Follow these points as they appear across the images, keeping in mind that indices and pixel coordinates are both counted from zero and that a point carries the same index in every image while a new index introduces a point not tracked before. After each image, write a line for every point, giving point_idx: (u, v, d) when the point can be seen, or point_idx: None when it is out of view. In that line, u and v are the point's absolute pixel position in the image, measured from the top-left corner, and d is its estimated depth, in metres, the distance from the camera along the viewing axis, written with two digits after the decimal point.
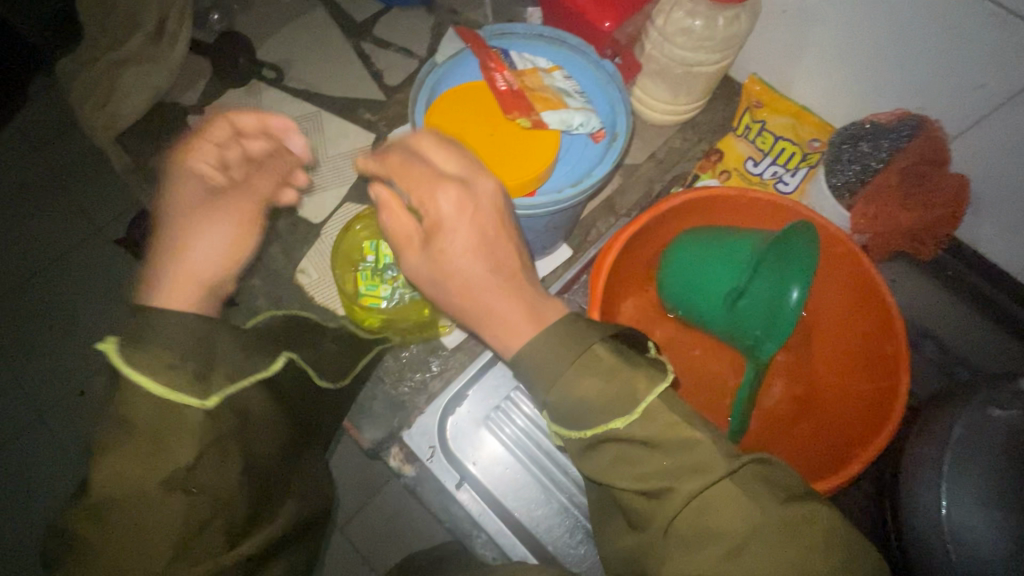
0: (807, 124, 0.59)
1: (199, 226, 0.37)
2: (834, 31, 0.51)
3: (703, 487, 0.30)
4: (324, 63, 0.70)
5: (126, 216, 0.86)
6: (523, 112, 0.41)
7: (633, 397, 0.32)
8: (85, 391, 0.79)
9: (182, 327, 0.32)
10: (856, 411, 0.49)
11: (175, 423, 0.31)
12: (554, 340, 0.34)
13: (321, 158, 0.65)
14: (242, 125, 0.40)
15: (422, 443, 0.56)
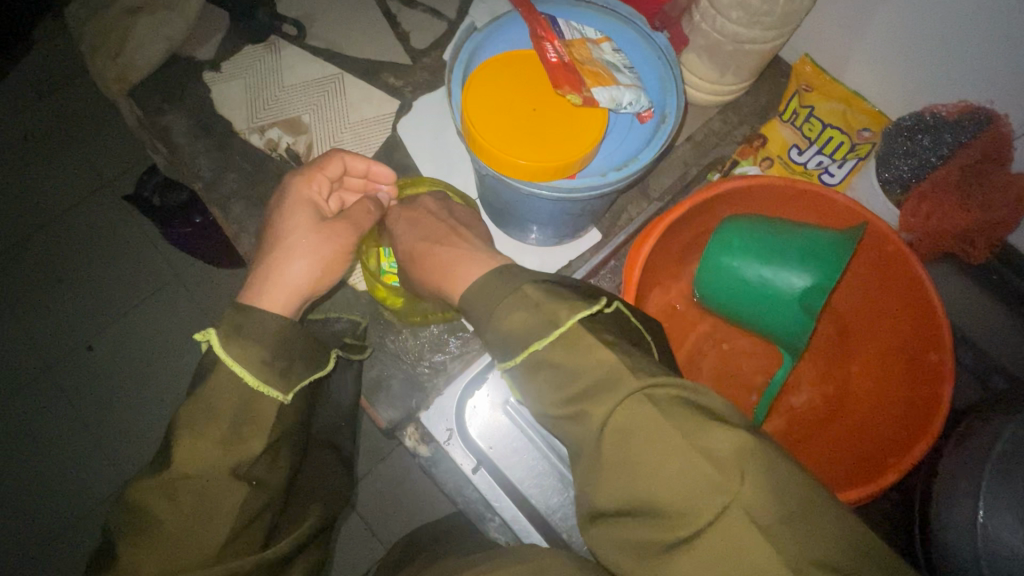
0: (858, 113, 0.55)
1: (305, 245, 0.44)
2: (905, 12, 0.47)
3: (613, 407, 0.29)
4: (347, 20, 0.66)
5: (136, 171, 0.83)
6: (574, 87, 0.37)
7: (551, 322, 0.34)
8: (94, 345, 0.78)
9: (270, 328, 0.39)
10: (890, 416, 0.48)
11: (259, 413, 0.37)
12: (497, 281, 0.38)
13: (342, 122, 0.62)
14: (351, 165, 0.48)
15: (440, 426, 0.55)
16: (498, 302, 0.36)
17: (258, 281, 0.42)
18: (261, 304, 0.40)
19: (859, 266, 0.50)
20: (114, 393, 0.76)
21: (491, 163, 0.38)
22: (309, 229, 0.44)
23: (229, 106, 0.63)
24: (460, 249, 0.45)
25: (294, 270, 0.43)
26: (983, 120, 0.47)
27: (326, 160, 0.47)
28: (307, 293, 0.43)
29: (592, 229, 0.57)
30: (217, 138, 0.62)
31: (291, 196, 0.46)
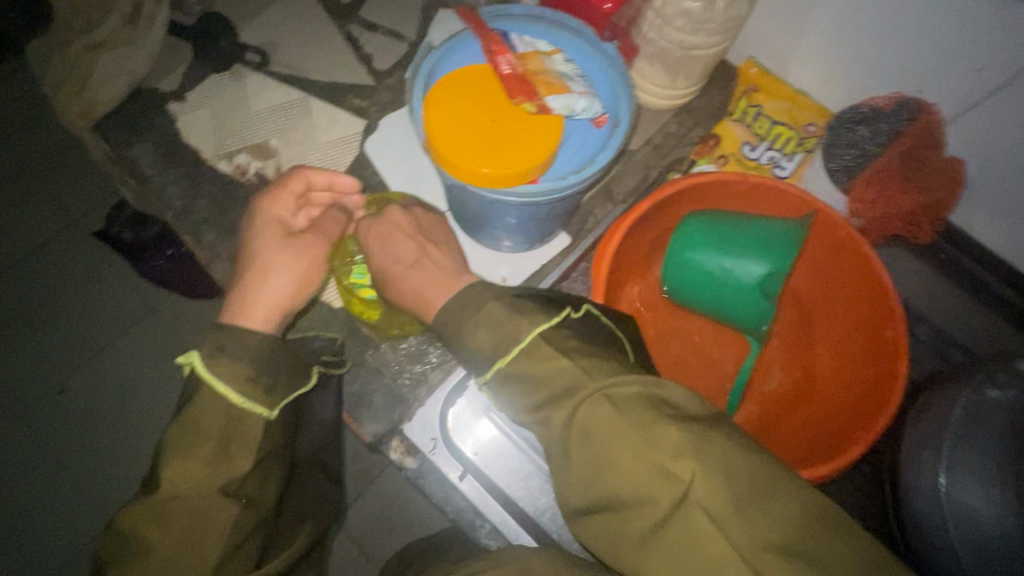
0: (802, 109, 0.59)
1: (280, 258, 0.45)
2: (835, 14, 0.51)
3: (574, 410, 0.31)
4: (311, 46, 0.67)
5: (105, 205, 0.83)
6: (528, 97, 0.40)
7: (514, 337, 0.35)
8: (66, 388, 0.77)
9: (253, 345, 0.39)
10: (853, 392, 0.50)
11: (245, 430, 0.37)
12: (464, 300, 0.39)
13: (310, 145, 0.63)
14: (316, 181, 0.49)
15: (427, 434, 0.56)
16: (466, 319, 0.38)
17: (237, 301, 0.43)
18: (240, 322, 0.41)
19: (813, 254, 0.53)
20: (90, 436, 0.75)
21: (459, 173, 0.40)
22: (280, 246, 0.45)
23: (196, 135, 0.63)
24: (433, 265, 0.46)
25: (272, 283, 0.44)
26: (915, 107, 0.51)
27: (289, 178, 0.48)
28: (287, 304, 0.44)
29: (562, 233, 0.59)
30: (186, 168, 0.62)
31: (259, 218, 0.47)
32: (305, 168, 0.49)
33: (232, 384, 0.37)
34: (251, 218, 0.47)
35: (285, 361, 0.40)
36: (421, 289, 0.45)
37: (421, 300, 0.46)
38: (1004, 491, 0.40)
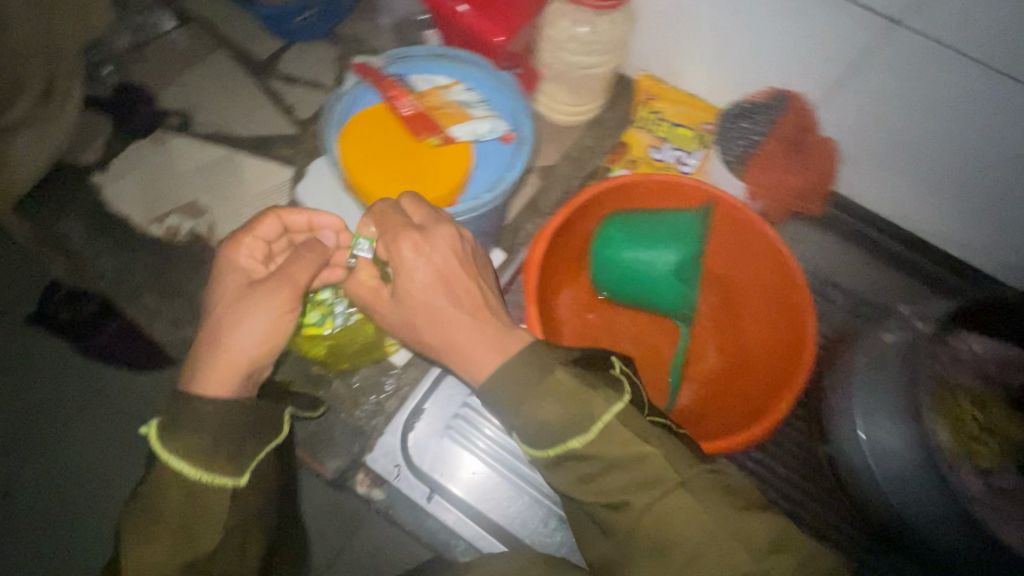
0: (695, 110, 0.66)
1: (244, 308, 0.41)
2: (705, 25, 0.58)
3: (655, 499, 0.34)
4: (231, 104, 0.69)
5: (33, 287, 0.80)
6: (430, 130, 0.45)
7: (589, 417, 0.36)
8: (10, 484, 0.73)
9: (210, 414, 0.38)
10: (775, 360, 0.54)
11: (207, 501, 0.37)
12: (518, 369, 0.37)
13: (241, 198, 0.65)
14: (290, 221, 0.48)
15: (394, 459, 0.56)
16: (523, 388, 0.36)
17: (200, 364, 0.40)
18: (202, 391, 0.38)
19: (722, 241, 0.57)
20: (42, 529, 0.71)
21: (385, 209, 0.44)
22: (245, 294, 0.42)
23: (125, 204, 0.64)
24: (451, 294, 0.39)
25: (234, 339, 0.40)
26: (783, 97, 0.57)
27: (261, 221, 0.46)
28: (247, 365, 0.40)
29: (496, 250, 0.62)
30: (117, 237, 0.63)
31: (225, 268, 0.44)
32: (278, 211, 0.47)
33: (192, 459, 0.36)
34: (220, 268, 0.44)
35: (250, 424, 0.39)
36: None
37: (451, 347, 0.39)
38: (905, 425, 0.46)
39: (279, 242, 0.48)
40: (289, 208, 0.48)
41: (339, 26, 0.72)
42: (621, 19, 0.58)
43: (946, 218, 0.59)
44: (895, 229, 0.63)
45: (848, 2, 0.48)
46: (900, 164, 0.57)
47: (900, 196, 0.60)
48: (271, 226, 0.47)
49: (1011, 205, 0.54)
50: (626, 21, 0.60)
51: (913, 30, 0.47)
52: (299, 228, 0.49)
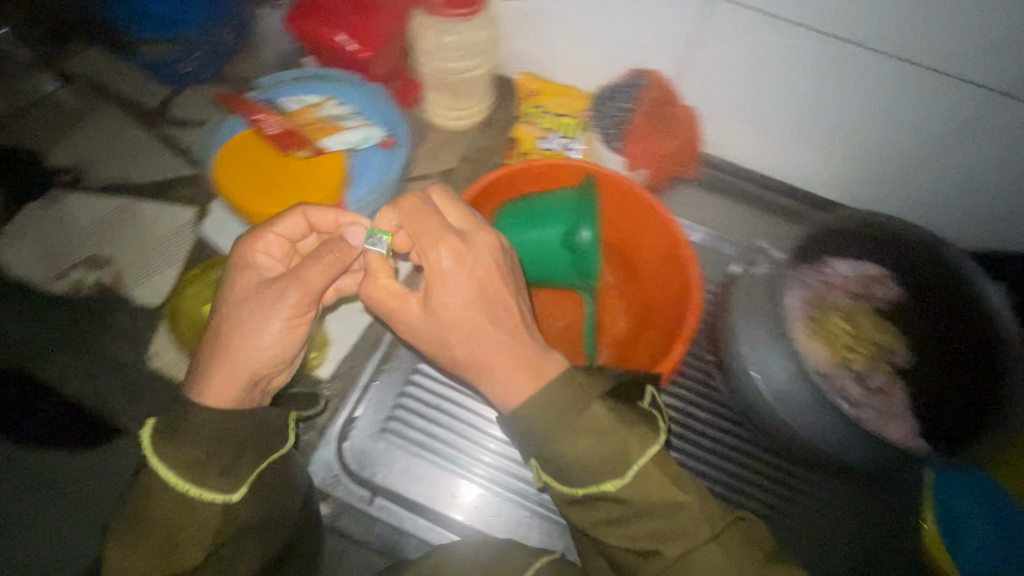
0: (571, 104, 0.70)
1: (253, 312, 0.44)
2: (563, 20, 0.63)
3: (686, 549, 0.40)
4: (124, 154, 0.70)
5: None
6: (307, 147, 0.60)
7: (625, 458, 0.41)
8: None
9: (208, 424, 0.40)
10: (665, 282, 0.59)
11: (198, 511, 0.39)
12: (559, 400, 0.42)
13: (145, 243, 0.65)
14: (315, 219, 0.51)
15: (360, 449, 0.58)
16: (557, 425, 0.42)
17: (212, 366, 0.43)
18: (209, 395, 0.42)
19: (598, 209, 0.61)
20: None
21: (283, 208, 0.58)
22: (263, 294, 0.44)
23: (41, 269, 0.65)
24: (473, 305, 0.45)
25: (244, 342, 0.43)
26: (641, 74, 0.63)
27: (286, 216, 0.50)
28: (255, 376, 0.43)
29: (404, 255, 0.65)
30: (19, 303, 0.62)
31: (244, 262, 0.47)
32: (306, 211, 0.50)
33: (185, 471, 0.39)
34: (237, 262, 0.47)
35: (250, 436, 0.42)
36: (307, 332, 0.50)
37: (465, 357, 0.46)
38: (789, 359, 0.53)
39: (302, 238, 0.52)
40: (320, 208, 0.51)
41: (226, 67, 0.74)
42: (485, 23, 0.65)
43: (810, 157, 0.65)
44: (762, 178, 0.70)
45: None
46: (760, 116, 0.63)
47: (761, 148, 0.67)
48: (294, 222, 0.50)
49: (857, 137, 0.61)
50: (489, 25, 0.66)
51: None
52: (325, 225, 0.52)
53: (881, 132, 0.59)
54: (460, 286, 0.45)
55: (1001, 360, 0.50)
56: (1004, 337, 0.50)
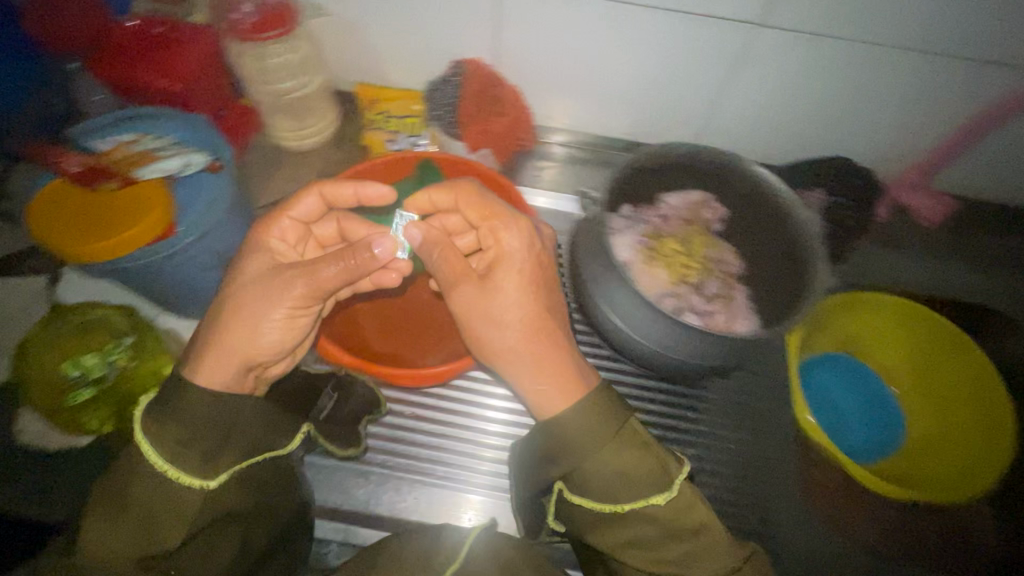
0: (403, 103, 0.91)
1: (257, 297, 0.56)
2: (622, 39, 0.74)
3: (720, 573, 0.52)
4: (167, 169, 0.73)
5: None
6: (122, 178, 0.72)
7: (668, 478, 0.53)
8: None
9: (198, 414, 0.51)
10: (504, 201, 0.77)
11: (179, 492, 0.50)
12: (603, 420, 0.53)
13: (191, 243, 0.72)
14: (338, 194, 0.65)
15: (380, 437, 0.77)
16: (608, 443, 0.53)
17: (201, 360, 0.54)
18: (208, 379, 0.53)
19: (468, 100, 0.86)
20: None
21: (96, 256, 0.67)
22: (280, 289, 0.55)
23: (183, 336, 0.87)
24: (548, 306, 0.59)
25: (226, 341, 0.55)
26: (459, 63, 0.84)
27: (312, 195, 0.64)
28: (248, 356, 0.55)
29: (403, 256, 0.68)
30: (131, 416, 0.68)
31: (258, 249, 0.60)
32: (325, 189, 0.64)
33: (170, 457, 0.50)
34: (256, 248, 0.60)
35: (239, 425, 0.54)
36: (458, 307, 0.59)
37: (533, 366, 0.57)
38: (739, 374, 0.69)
39: (313, 215, 0.66)
40: (334, 185, 0.65)
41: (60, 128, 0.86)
42: (301, 39, 0.83)
43: (604, 112, 0.90)
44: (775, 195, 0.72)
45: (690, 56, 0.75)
46: (574, 86, 0.86)
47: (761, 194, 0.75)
48: (312, 201, 0.64)
49: (645, 102, 0.86)
50: (309, 41, 0.85)
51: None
52: (316, 211, 0.66)
53: (644, 98, 0.85)
54: (516, 270, 0.58)
55: (784, 226, 0.73)
56: (809, 255, 0.69)
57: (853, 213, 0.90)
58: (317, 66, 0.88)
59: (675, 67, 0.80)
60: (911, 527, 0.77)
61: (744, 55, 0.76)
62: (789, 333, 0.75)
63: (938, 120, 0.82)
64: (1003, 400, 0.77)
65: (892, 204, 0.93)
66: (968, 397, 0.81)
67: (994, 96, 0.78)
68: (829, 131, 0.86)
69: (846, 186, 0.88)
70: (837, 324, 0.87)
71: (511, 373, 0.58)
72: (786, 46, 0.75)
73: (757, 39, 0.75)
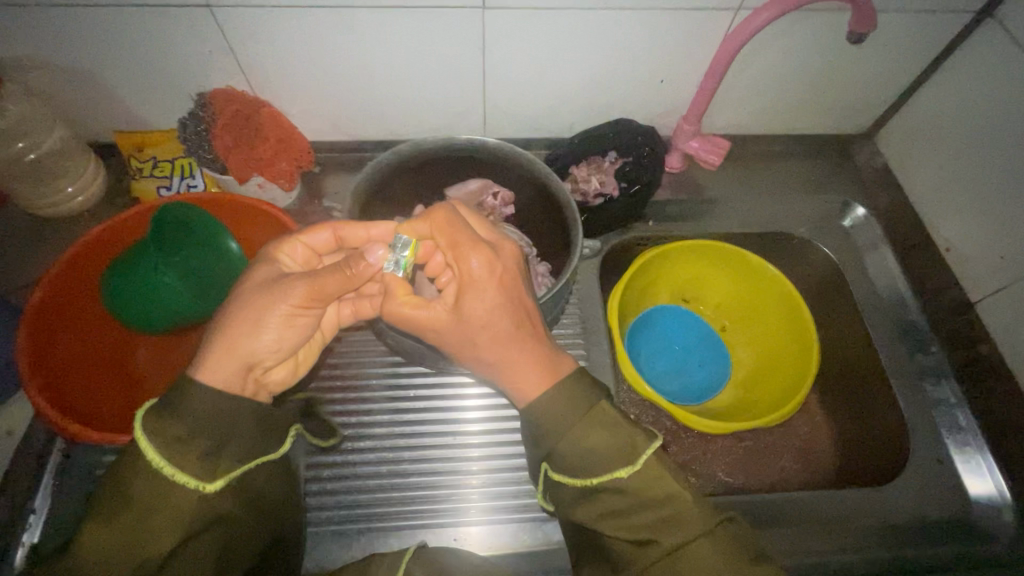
0: (170, 148, 0.93)
1: (267, 295, 0.57)
2: (282, 30, 0.75)
3: (680, 538, 0.54)
4: None
5: None
6: None
7: (637, 452, 0.57)
8: None
9: (204, 413, 0.51)
10: (265, 224, 0.81)
11: (175, 495, 0.49)
12: (578, 405, 0.59)
13: None
14: (344, 233, 0.66)
15: (355, 463, 0.79)
16: (580, 423, 0.58)
17: (209, 352, 0.55)
18: (208, 370, 0.53)
19: (221, 131, 0.83)
20: None
21: None
22: (281, 295, 0.57)
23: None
24: (518, 320, 0.62)
25: (239, 333, 0.56)
26: (204, 95, 0.83)
27: (322, 228, 0.64)
28: (252, 352, 0.56)
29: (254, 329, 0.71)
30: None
31: (268, 257, 0.62)
32: (336, 226, 0.65)
33: (171, 455, 0.49)
34: (265, 257, 0.62)
35: (241, 432, 0.53)
36: (436, 330, 0.63)
37: (511, 370, 0.62)
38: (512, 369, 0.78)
39: (326, 247, 0.66)
40: (347, 224, 0.66)
41: None
42: (21, 98, 0.82)
43: (390, 111, 0.91)
44: (538, 186, 0.80)
45: (333, 41, 0.77)
46: (323, 88, 0.86)
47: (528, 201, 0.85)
48: (321, 234, 0.65)
49: (422, 96, 0.88)
50: (36, 97, 0.84)
51: (146, 8, 0.72)
52: (327, 243, 0.66)
53: (417, 93, 0.87)
54: (485, 289, 0.61)
55: (561, 214, 0.78)
56: (563, 208, 0.76)
57: (647, 172, 0.90)
58: (55, 118, 0.88)
59: (429, 61, 0.81)
60: (805, 465, 0.89)
61: (494, 41, 0.78)
62: (614, 298, 0.87)
63: (667, 78, 0.85)
64: (808, 327, 0.90)
65: (681, 153, 0.96)
66: (784, 322, 0.95)
67: (697, 39, 0.79)
68: (604, 100, 0.90)
69: (626, 147, 0.91)
70: (672, 284, 1.02)
71: (489, 366, 0.63)
72: (510, 30, 0.76)
73: (491, 18, 0.74)
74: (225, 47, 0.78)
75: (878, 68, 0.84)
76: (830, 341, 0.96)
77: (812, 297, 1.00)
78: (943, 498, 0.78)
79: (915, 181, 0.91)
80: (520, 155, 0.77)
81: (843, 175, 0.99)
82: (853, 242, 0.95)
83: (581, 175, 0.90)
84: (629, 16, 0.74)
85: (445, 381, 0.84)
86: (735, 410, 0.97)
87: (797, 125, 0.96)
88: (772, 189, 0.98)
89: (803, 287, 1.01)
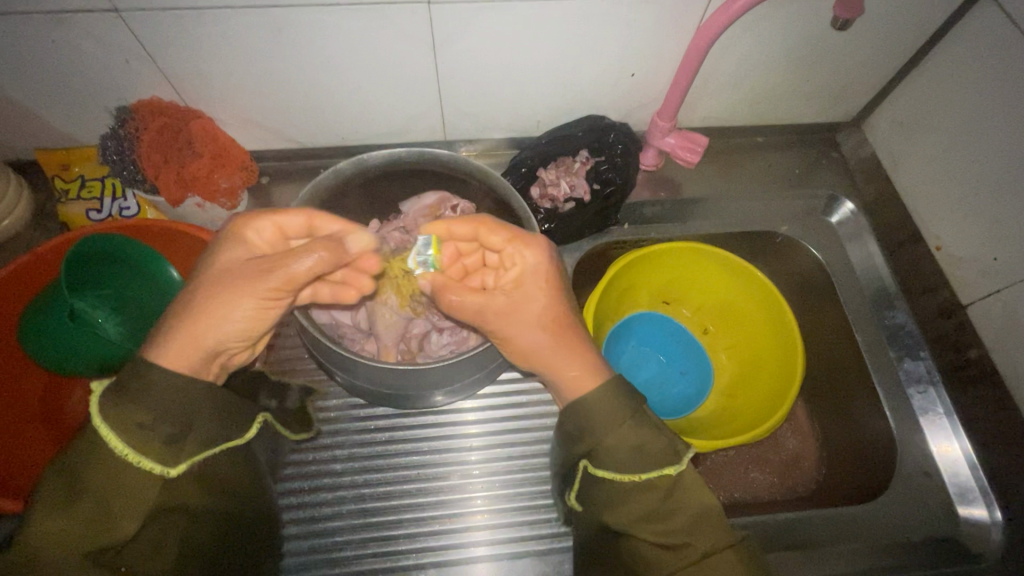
0: (94, 166, 0.85)
1: (218, 288, 0.49)
2: (209, 32, 0.66)
3: (713, 543, 0.50)
4: None
5: None
6: None
7: (678, 455, 0.53)
8: None
9: (168, 400, 0.47)
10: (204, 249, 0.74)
11: (135, 484, 0.45)
12: (626, 401, 0.54)
13: None
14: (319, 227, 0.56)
15: (332, 501, 0.76)
16: (623, 419, 0.53)
17: (172, 340, 0.48)
18: (165, 356, 0.48)
19: (145, 146, 0.75)
20: None
21: None
22: (250, 281, 0.49)
23: None
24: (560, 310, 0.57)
25: (203, 324, 0.49)
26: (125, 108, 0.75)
27: (290, 213, 0.54)
28: (217, 345, 0.49)
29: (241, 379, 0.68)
30: None
31: (234, 237, 0.52)
32: (313, 214, 0.55)
33: (136, 445, 0.45)
34: (230, 239, 0.52)
35: (206, 418, 0.49)
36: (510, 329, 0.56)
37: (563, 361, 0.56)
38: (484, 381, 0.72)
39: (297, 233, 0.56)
40: (329, 217, 0.56)
41: None
42: None
43: (341, 116, 0.83)
44: (495, 194, 0.71)
45: (269, 45, 0.68)
46: (262, 92, 0.77)
47: None
48: (296, 220, 0.55)
49: (385, 98, 0.80)
50: None
51: (40, 15, 0.62)
52: (296, 231, 0.55)
53: (376, 98, 0.80)
54: (537, 279, 0.56)
55: None
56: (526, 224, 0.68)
57: (618, 176, 0.87)
58: None
59: (384, 62, 0.73)
60: (789, 471, 0.89)
61: (446, 40, 0.70)
62: (590, 307, 0.83)
63: (640, 72, 0.80)
64: (793, 333, 0.87)
65: (656, 150, 0.92)
66: (769, 330, 0.92)
67: (671, 34, 0.73)
68: (573, 102, 0.85)
69: (598, 145, 0.87)
70: (651, 288, 0.99)
71: (545, 360, 0.56)
72: (467, 26, 0.68)
73: (445, 15, 0.66)
74: (142, 55, 0.69)
75: (859, 53, 0.82)
76: (812, 341, 0.96)
77: (795, 295, 0.99)
78: (925, 507, 0.78)
79: (902, 176, 0.92)
80: (476, 167, 0.68)
81: (827, 167, 0.99)
82: (836, 235, 0.96)
83: (551, 178, 0.88)
84: (603, 12, 0.68)
85: (443, 408, 0.81)
86: (719, 419, 0.94)
87: (768, 117, 0.94)
88: (751, 184, 0.97)
89: (786, 284, 1.01)
